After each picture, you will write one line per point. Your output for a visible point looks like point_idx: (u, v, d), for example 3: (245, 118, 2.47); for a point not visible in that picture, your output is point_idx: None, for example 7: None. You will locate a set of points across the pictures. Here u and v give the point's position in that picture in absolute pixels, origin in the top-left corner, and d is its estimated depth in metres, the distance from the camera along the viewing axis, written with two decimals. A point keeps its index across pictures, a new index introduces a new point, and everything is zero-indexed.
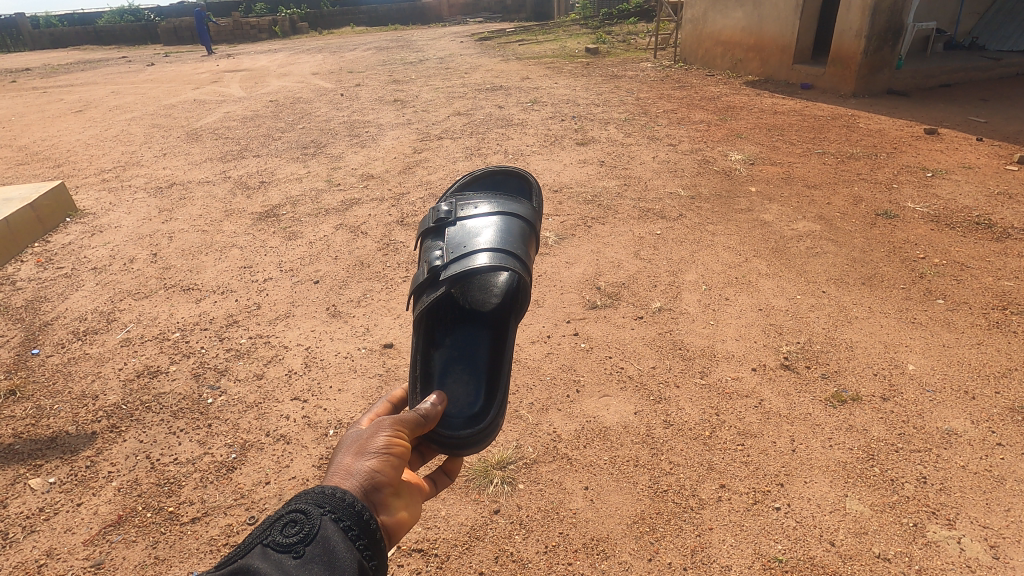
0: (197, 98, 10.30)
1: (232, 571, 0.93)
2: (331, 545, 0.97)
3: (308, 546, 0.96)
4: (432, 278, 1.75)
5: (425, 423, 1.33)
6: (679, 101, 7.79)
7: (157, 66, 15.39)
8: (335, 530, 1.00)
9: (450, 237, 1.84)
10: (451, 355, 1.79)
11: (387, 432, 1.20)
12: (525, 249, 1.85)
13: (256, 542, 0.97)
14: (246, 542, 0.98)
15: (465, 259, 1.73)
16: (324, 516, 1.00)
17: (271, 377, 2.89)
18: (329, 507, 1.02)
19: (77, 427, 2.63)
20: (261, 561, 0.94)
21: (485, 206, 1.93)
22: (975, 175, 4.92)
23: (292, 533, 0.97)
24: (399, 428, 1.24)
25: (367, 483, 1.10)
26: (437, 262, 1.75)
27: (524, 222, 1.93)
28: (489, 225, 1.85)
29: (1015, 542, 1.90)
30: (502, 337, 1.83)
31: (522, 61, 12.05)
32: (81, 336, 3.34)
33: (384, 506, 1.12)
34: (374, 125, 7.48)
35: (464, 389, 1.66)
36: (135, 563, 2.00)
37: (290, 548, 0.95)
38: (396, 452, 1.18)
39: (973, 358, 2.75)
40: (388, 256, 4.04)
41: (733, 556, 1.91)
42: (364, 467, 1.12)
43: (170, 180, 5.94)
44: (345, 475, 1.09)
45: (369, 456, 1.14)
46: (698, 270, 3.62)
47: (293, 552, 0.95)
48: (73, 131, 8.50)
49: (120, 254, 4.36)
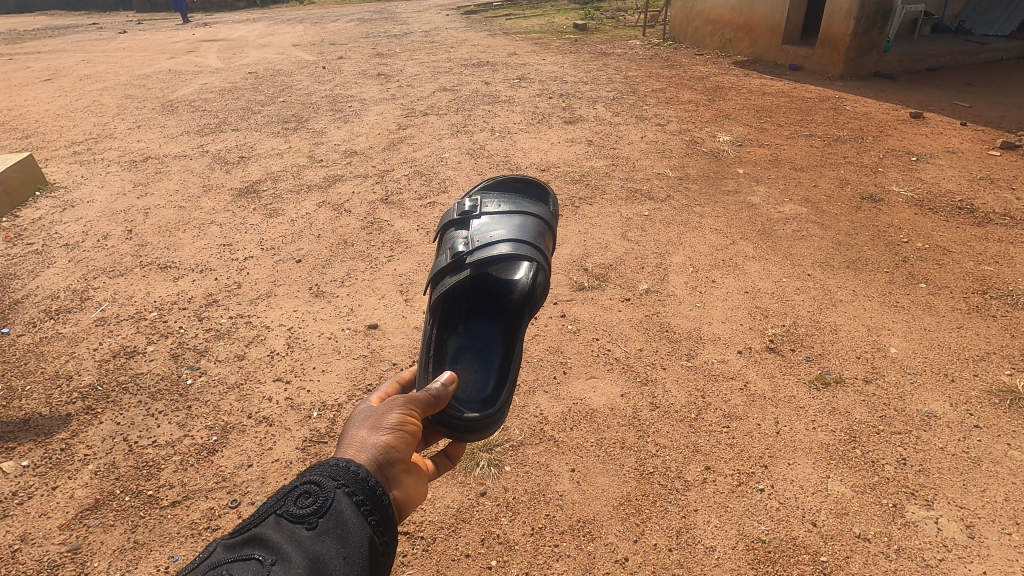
0: (173, 68, 9.95)
1: (245, 539, 0.91)
2: (343, 519, 0.95)
3: (322, 519, 0.94)
4: (456, 263, 1.72)
5: (436, 403, 1.27)
6: (668, 80, 7.70)
7: (131, 34, 14.84)
8: (349, 504, 0.98)
9: (474, 229, 1.82)
10: (465, 343, 1.78)
11: (399, 410, 1.18)
12: (540, 245, 1.82)
13: (270, 511, 0.95)
14: (262, 511, 0.96)
15: (486, 251, 1.71)
16: (339, 489, 0.98)
17: (253, 358, 2.83)
18: (343, 480, 1.00)
19: (50, 409, 2.56)
20: (274, 532, 0.92)
21: (507, 205, 1.90)
22: (958, 160, 4.95)
23: (306, 505, 0.95)
24: (412, 406, 1.21)
25: (381, 457, 1.09)
26: (460, 249, 1.73)
27: (540, 220, 1.90)
28: (507, 221, 1.84)
29: (990, 522, 1.94)
30: (515, 328, 1.80)
31: (510, 36, 11.80)
32: (53, 315, 3.24)
33: (396, 482, 1.10)
34: (357, 100, 7.29)
35: (474, 376, 1.66)
36: (114, 547, 1.96)
37: (304, 519, 0.94)
38: (409, 430, 1.17)
39: (952, 341, 2.79)
40: (372, 234, 3.97)
41: (716, 537, 1.94)
42: (378, 442, 1.11)
43: (144, 153, 5.75)
44: (359, 448, 1.09)
45: (383, 431, 1.13)
46: (685, 252, 3.62)
47: (307, 523, 0.93)
48: (42, 100, 8.17)
49: (93, 230, 4.21)
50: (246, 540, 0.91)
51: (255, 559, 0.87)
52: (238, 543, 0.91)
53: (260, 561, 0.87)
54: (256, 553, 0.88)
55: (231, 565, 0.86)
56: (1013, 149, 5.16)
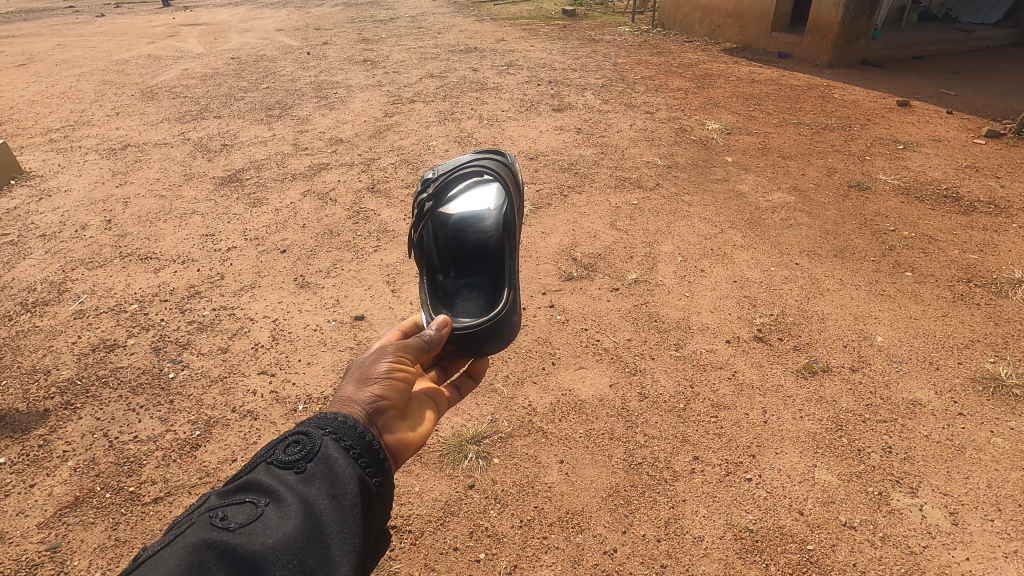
0: (152, 52, 9.71)
1: (235, 487, 0.88)
2: (333, 462, 0.93)
3: (311, 463, 0.91)
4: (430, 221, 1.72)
5: (428, 348, 1.30)
6: (657, 67, 7.65)
7: (109, 18, 14.47)
8: (337, 449, 0.95)
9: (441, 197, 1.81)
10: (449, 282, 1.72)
11: (388, 359, 1.17)
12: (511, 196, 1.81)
13: (259, 461, 0.92)
14: (250, 461, 0.93)
15: None
16: (326, 437, 0.96)
17: (237, 350, 2.78)
18: (330, 428, 0.98)
19: (27, 404, 2.50)
20: (264, 476, 0.89)
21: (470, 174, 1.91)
22: (944, 148, 4.97)
23: (295, 451, 0.92)
24: (402, 354, 1.21)
25: (371, 407, 1.09)
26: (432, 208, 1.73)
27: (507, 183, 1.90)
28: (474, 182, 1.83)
29: (973, 508, 1.96)
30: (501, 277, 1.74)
31: (498, 22, 11.65)
32: (30, 308, 3.16)
33: (387, 427, 1.10)
34: (343, 86, 7.17)
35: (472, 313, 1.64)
36: (95, 545, 1.92)
37: (293, 464, 0.90)
38: (398, 377, 1.16)
39: (938, 329, 2.81)
40: (358, 224, 3.90)
41: (704, 527, 1.94)
42: (367, 393, 1.10)
43: (124, 141, 5.61)
44: (349, 401, 1.08)
45: (372, 382, 1.12)
46: (674, 241, 3.61)
47: (296, 468, 0.90)
48: (16, 86, 7.94)
49: (71, 220, 4.11)
50: (237, 487, 0.87)
51: (248, 502, 0.84)
52: (229, 491, 0.87)
53: (253, 503, 0.84)
54: (248, 496, 0.85)
55: (224, 508, 0.82)
56: (998, 138, 5.19)
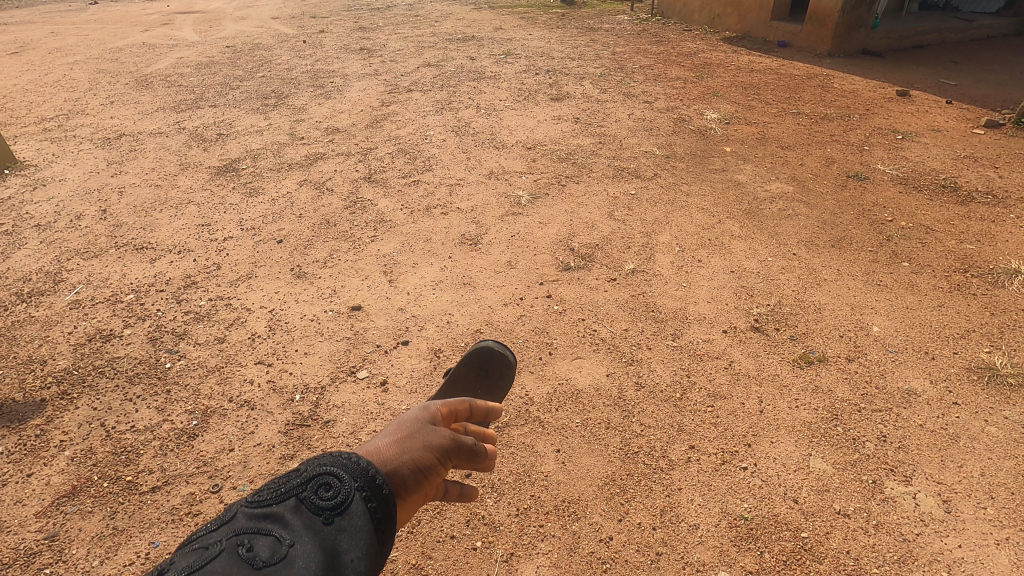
0: (146, 40, 9.61)
1: (261, 513, 0.76)
2: (361, 527, 0.77)
3: (339, 519, 0.77)
4: None
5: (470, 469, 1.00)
6: (656, 56, 7.60)
7: (102, 5, 14.30)
8: (362, 510, 0.79)
9: None
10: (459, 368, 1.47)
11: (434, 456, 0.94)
12: None
13: (292, 491, 0.78)
14: (283, 478, 0.81)
15: None
16: (357, 491, 0.80)
17: (233, 340, 2.77)
18: (363, 480, 0.82)
19: (23, 394, 2.50)
20: (291, 516, 0.76)
21: None
22: (943, 138, 4.96)
23: (327, 496, 0.78)
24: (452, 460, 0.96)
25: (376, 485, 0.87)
26: None
27: None
28: None
29: (967, 496, 1.98)
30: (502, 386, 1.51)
31: (495, 10, 11.54)
32: (25, 298, 3.15)
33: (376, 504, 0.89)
34: (339, 75, 7.11)
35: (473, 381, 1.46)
36: (93, 534, 1.93)
37: (322, 512, 0.77)
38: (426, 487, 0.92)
39: (934, 319, 2.81)
40: (355, 214, 3.89)
41: (700, 515, 1.95)
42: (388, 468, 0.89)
43: (118, 130, 5.57)
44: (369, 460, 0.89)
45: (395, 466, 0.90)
46: (672, 232, 3.60)
47: (326, 519, 0.76)
48: (9, 74, 7.86)
49: (66, 210, 4.09)
50: (265, 513, 0.76)
51: (267, 544, 0.72)
52: (257, 513, 0.76)
53: (277, 541, 0.73)
54: (273, 534, 0.73)
55: (243, 545, 0.72)
56: (997, 128, 5.18)
